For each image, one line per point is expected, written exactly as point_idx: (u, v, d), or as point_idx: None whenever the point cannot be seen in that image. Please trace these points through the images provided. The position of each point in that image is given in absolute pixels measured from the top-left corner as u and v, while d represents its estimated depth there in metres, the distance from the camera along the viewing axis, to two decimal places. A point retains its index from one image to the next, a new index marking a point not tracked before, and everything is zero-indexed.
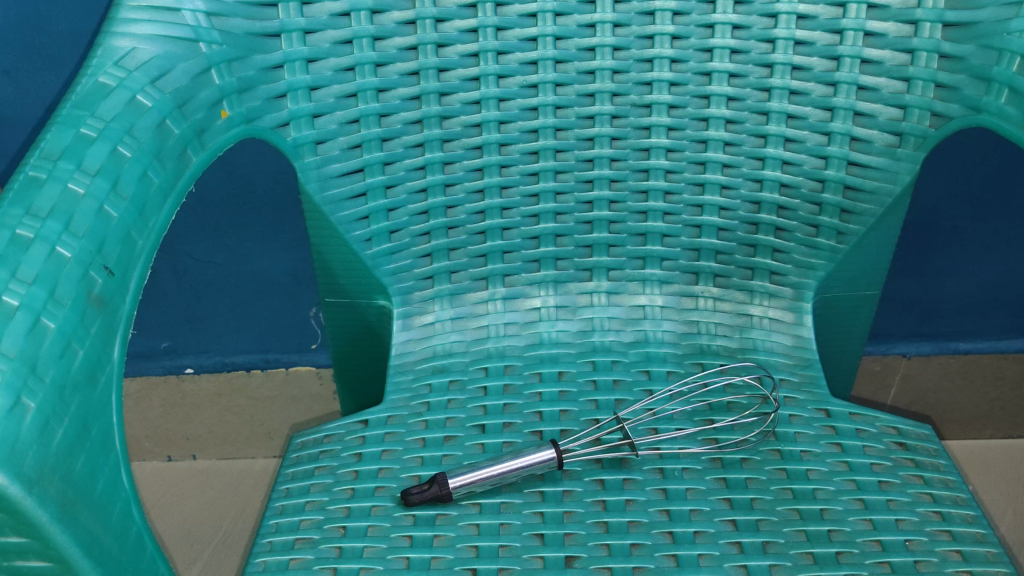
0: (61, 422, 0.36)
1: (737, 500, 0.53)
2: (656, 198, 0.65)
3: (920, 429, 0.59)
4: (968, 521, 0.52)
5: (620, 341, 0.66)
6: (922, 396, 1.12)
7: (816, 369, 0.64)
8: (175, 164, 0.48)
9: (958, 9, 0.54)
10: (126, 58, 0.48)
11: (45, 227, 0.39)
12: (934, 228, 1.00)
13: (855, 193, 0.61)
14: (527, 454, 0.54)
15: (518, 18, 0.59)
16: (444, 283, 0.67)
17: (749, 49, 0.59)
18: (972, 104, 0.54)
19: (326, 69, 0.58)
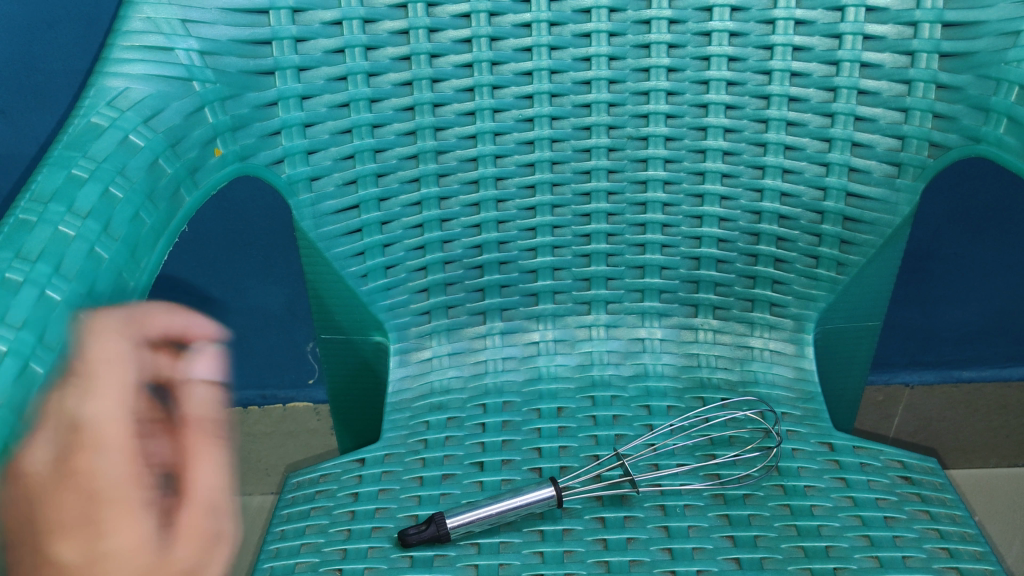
0: (49, 469, 0.35)
1: (740, 537, 0.52)
2: (654, 230, 0.65)
3: (926, 462, 0.58)
4: (976, 557, 0.51)
5: (620, 374, 0.65)
6: (926, 424, 1.10)
7: (818, 402, 0.63)
8: (168, 204, 0.48)
9: (955, 40, 0.54)
10: (118, 99, 0.47)
11: (35, 270, 0.39)
12: (933, 257, 0.99)
13: (855, 224, 0.60)
14: (526, 493, 0.53)
15: (513, 52, 0.59)
16: (441, 318, 0.67)
17: (745, 80, 0.59)
18: (971, 134, 0.54)
19: (321, 105, 0.58)
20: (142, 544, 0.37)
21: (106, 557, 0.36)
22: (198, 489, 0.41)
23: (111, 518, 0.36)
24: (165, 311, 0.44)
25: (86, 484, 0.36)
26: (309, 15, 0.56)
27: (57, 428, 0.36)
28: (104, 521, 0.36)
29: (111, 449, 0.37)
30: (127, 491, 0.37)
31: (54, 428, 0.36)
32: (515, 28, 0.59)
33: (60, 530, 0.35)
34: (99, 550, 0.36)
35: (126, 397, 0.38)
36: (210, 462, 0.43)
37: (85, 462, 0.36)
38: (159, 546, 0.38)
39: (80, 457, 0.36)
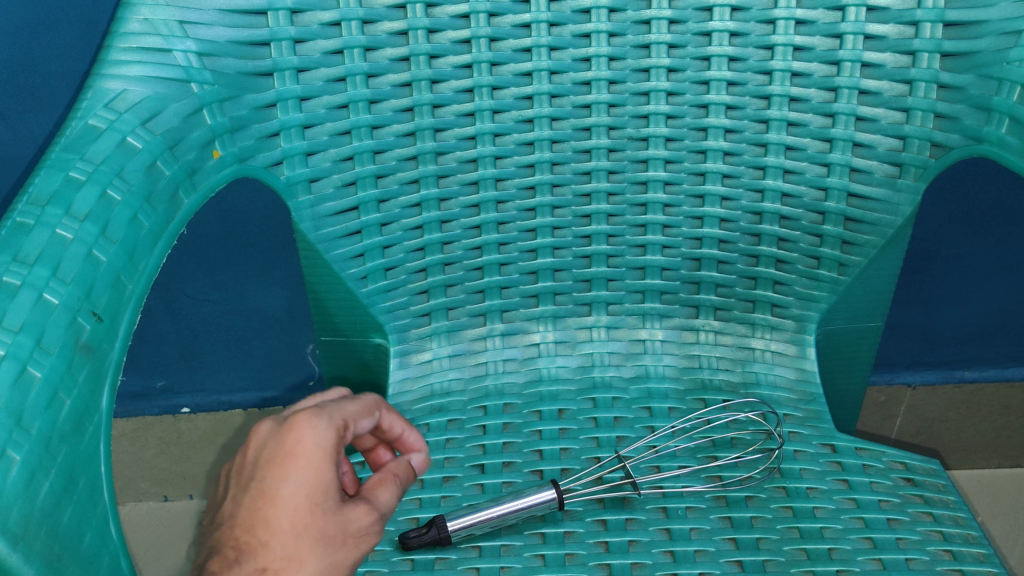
0: (47, 474, 0.35)
1: (742, 539, 0.52)
2: (655, 231, 0.64)
3: (929, 463, 0.57)
4: (980, 559, 0.50)
5: (621, 376, 0.65)
6: (929, 425, 1.09)
7: (821, 403, 0.63)
8: (167, 206, 0.48)
9: (956, 39, 0.53)
10: (116, 100, 0.47)
11: (32, 274, 0.38)
12: (935, 256, 0.99)
13: (856, 224, 0.60)
14: (527, 495, 0.52)
15: (512, 53, 0.59)
16: (441, 320, 0.66)
17: (746, 80, 0.59)
18: (973, 134, 0.53)
19: (320, 107, 0.57)
20: (321, 517, 0.34)
21: (270, 504, 0.34)
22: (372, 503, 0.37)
23: (299, 481, 0.34)
24: (393, 411, 0.45)
25: (295, 463, 0.35)
26: (308, 16, 0.55)
27: (275, 422, 0.37)
28: (287, 467, 0.35)
29: (307, 445, 0.35)
30: (336, 474, 0.35)
31: (268, 421, 0.37)
32: (514, 28, 0.58)
33: (273, 493, 0.34)
34: (272, 502, 0.34)
35: (364, 405, 0.40)
36: (383, 491, 0.38)
37: (258, 443, 0.36)
38: (337, 513, 0.35)
39: (286, 440, 0.35)
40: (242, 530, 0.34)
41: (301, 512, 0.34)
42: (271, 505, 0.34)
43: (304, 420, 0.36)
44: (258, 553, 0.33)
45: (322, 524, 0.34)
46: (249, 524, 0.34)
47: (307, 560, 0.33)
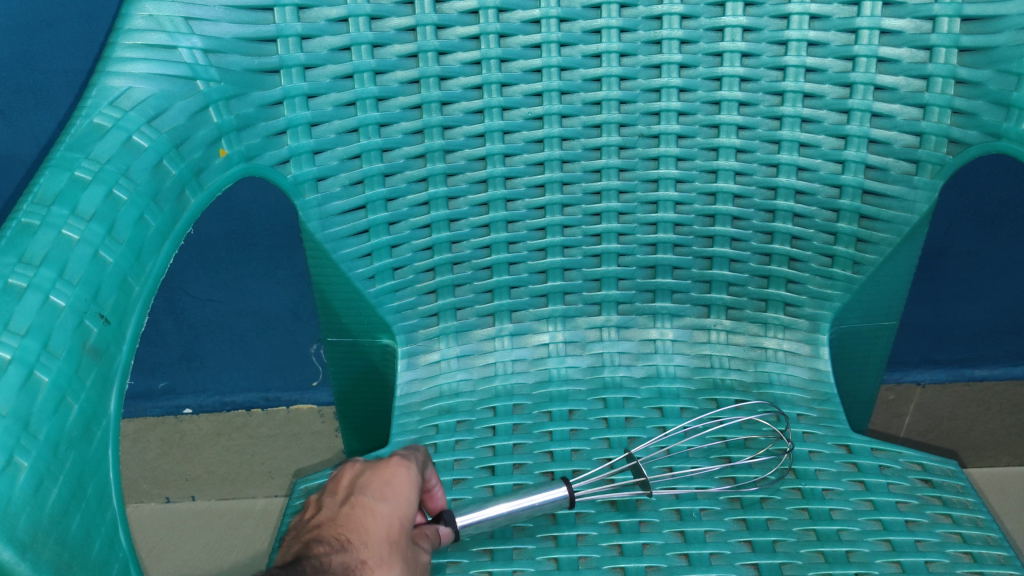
0: (55, 481, 0.34)
1: (758, 542, 0.51)
2: (666, 230, 0.64)
3: (946, 464, 0.57)
4: (1001, 562, 0.50)
5: (631, 376, 0.64)
6: (939, 423, 1.09)
7: (835, 404, 0.62)
8: (173, 206, 0.47)
9: (974, 34, 0.53)
10: (121, 99, 0.46)
11: (38, 276, 0.38)
12: (945, 254, 0.98)
13: (871, 222, 0.59)
14: (536, 495, 0.51)
15: (522, 49, 0.58)
16: (450, 320, 0.66)
17: (759, 76, 0.58)
18: (992, 130, 0.52)
19: (327, 104, 0.56)
20: (403, 538, 0.43)
21: (369, 511, 0.43)
22: (422, 554, 0.45)
23: (392, 502, 0.44)
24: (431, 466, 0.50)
25: (390, 489, 0.44)
26: (315, 11, 0.54)
27: (366, 462, 0.47)
28: (386, 492, 0.44)
29: (401, 480, 0.45)
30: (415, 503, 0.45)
31: (357, 464, 0.47)
32: (524, 24, 0.58)
33: (372, 506, 0.43)
34: (370, 513, 0.43)
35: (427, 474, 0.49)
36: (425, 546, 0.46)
37: (353, 474, 0.46)
38: (410, 543, 0.43)
39: (383, 474, 0.45)
40: (347, 534, 0.42)
41: (393, 530, 0.43)
42: (369, 513, 0.43)
43: (398, 462, 0.46)
44: (362, 547, 0.41)
45: (405, 542, 0.43)
46: (349, 524, 0.42)
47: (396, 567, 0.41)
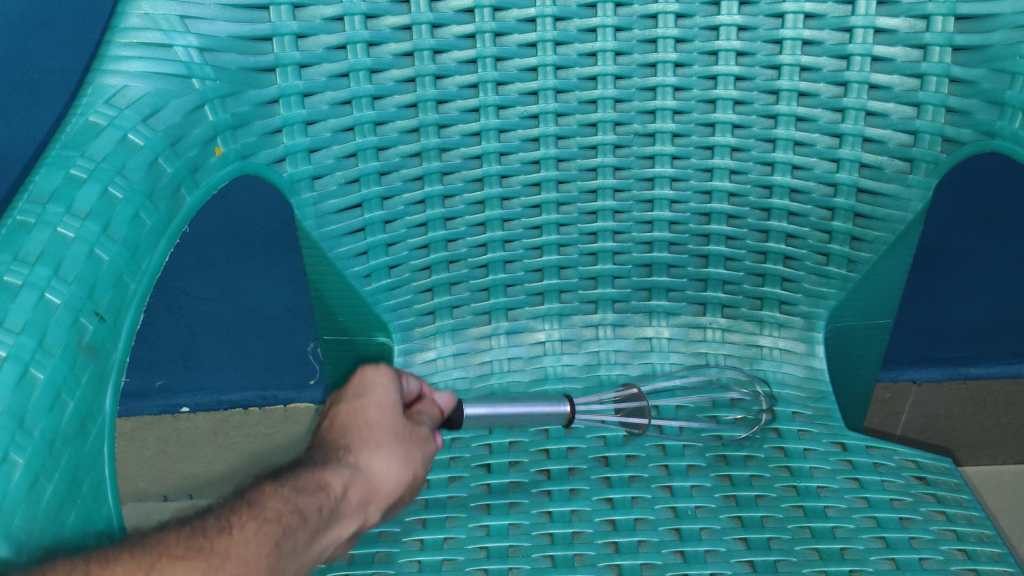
0: (51, 478, 0.34)
1: (753, 539, 0.52)
2: (661, 228, 0.64)
3: (941, 462, 0.57)
4: (994, 559, 0.50)
5: (627, 374, 0.65)
6: (934, 421, 1.09)
7: (830, 402, 0.62)
8: (169, 204, 0.47)
9: (968, 33, 0.53)
10: (117, 97, 0.46)
11: (33, 274, 0.38)
12: (941, 253, 0.98)
13: (866, 220, 0.59)
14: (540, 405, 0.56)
15: (517, 48, 0.58)
16: (446, 319, 0.66)
17: (754, 75, 0.58)
18: (986, 129, 0.52)
19: (323, 103, 0.57)
20: (397, 421, 0.44)
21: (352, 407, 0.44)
22: (426, 439, 0.45)
23: (371, 396, 0.45)
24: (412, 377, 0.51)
25: (366, 388, 0.45)
26: (310, 10, 0.55)
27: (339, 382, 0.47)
28: (364, 391, 0.45)
29: (371, 376, 0.46)
30: (397, 393, 0.46)
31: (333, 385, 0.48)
32: (519, 23, 0.58)
33: (352, 408, 0.44)
34: (353, 411, 0.44)
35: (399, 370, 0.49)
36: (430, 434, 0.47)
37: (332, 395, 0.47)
38: (404, 423, 0.44)
39: (356, 380, 0.46)
40: (337, 432, 0.43)
41: (381, 414, 0.44)
42: (350, 413, 0.44)
43: (366, 367, 0.47)
44: (350, 438, 0.42)
45: (399, 426, 0.44)
46: (333, 429, 0.43)
47: (386, 445, 0.42)
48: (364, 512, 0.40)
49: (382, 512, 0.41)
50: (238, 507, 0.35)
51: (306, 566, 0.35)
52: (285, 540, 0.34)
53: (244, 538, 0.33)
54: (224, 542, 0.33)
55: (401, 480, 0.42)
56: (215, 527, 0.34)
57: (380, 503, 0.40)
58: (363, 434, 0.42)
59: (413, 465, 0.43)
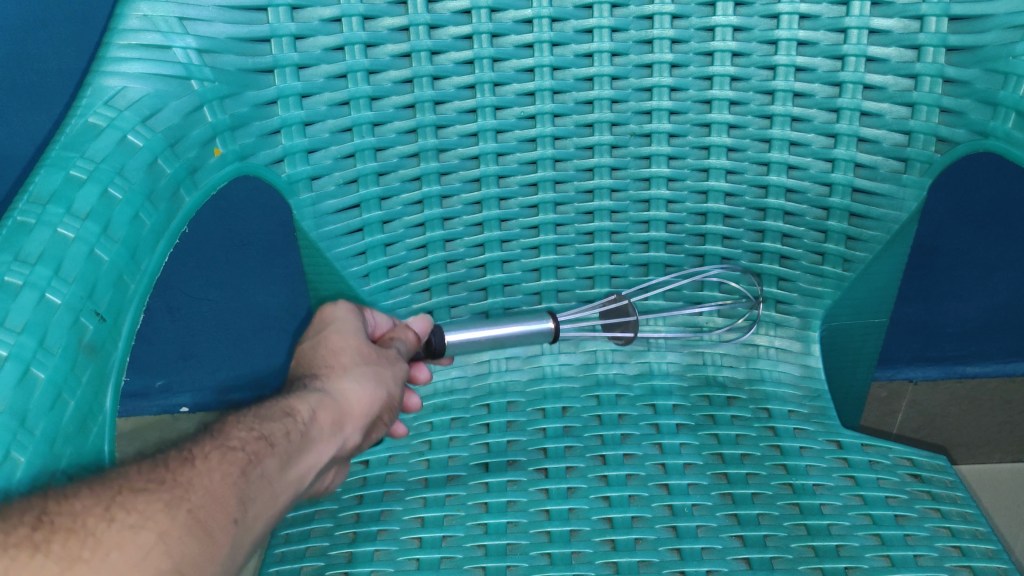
0: (52, 476, 0.35)
1: (749, 537, 0.52)
2: (657, 228, 0.64)
3: (935, 460, 0.57)
4: (989, 556, 0.50)
5: (625, 373, 0.65)
6: (930, 420, 1.09)
7: (826, 400, 0.63)
8: (168, 204, 0.47)
9: (961, 33, 0.53)
10: (116, 98, 0.46)
11: (34, 273, 0.38)
12: (937, 252, 0.98)
13: (861, 220, 0.60)
14: (527, 323, 0.60)
15: (514, 48, 0.58)
16: (444, 318, 0.66)
17: (749, 75, 0.58)
18: (980, 128, 0.53)
19: (321, 104, 0.56)
20: (367, 345, 0.50)
21: (324, 340, 0.50)
22: (395, 361, 0.51)
23: (339, 330, 0.50)
24: (374, 312, 0.56)
25: (333, 325, 0.51)
26: (309, 11, 0.54)
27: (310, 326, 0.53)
28: (331, 327, 0.51)
29: (338, 313, 0.52)
30: (360, 324, 0.52)
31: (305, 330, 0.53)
32: (516, 24, 0.57)
33: (321, 342, 0.49)
34: (323, 343, 0.49)
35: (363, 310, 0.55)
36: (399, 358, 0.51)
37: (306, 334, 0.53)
38: (372, 348, 0.50)
39: (326, 317, 0.52)
40: (309, 365, 0.48)
41: (346, 340, 0.49)
42: (320, 343, 0.50)
43: (334, 303, 0.53)
44: (320, 366, 0.47)
45: (367, 350, 0.49)
46: (305, 360, 0.49)
47: (356, 367, 0.47)
48: (339, 431, 0.44)
49: (360, 428, 0.46)
50: (204, 440, 0.38)
51: (278, 489, 0.38)
52: (252, 467, 0.37)
53: (208, 468, 0.36)
54: (187, 473, 0.35)
55: (373, 398, 0.46)
56: (177, 456, 0.36)
57: (351, 419, 0.45)
58: (331, 363, 0.48)
59: (384, 381, 0.48)
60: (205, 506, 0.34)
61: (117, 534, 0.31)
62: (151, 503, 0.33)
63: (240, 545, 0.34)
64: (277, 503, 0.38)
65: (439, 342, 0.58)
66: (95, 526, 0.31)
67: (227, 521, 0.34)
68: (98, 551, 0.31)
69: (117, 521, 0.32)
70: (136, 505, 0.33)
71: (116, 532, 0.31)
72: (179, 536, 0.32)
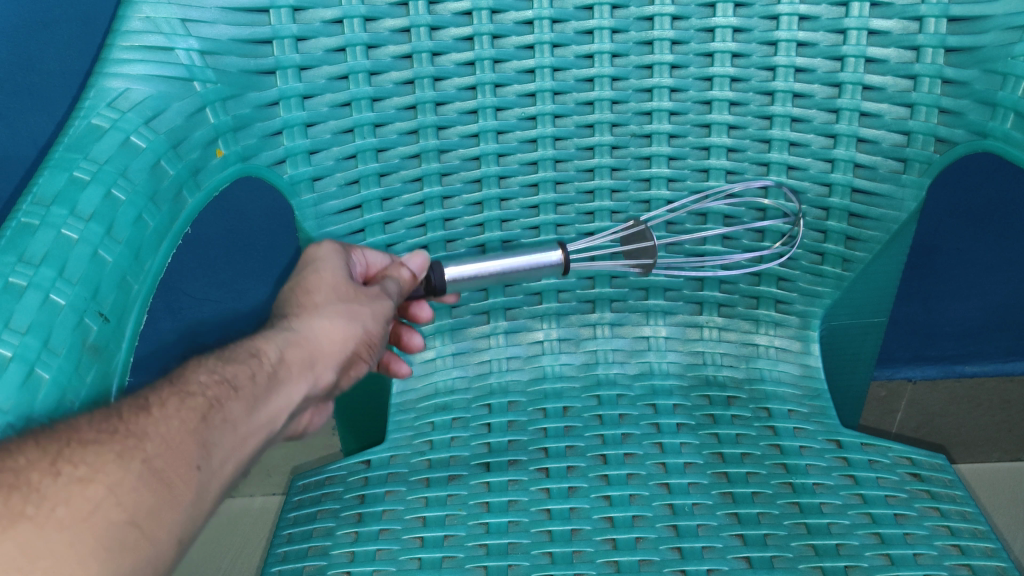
0: None
1: (750, 536, 0.52)
2: (658, 228, 0.65)
3: (934, 459, 0.58)
4: (988, 554, 0.51)
5: (625, 373, 0.65)
6: (929, 419, 1.09)
7: (825, 400, 0.63)
8: (171, 206, 0.48)
9: (960, 34, 0.53)
10: (119, 100, 0.47)
11: (38, 274, 0.39)
12: (936, 251, 0.99)
13: (860, 220, 0.60)
14: (535, 256, 0.58)
15: (515, 50, 0.58)
16: (445, 318, 0.67)
17: (749, 76, 0.59)
18: (978, 129, 0.54)
19: (322, 105, 0.57)
20: (347, 283, 0.50)
21: (306, 278, 0.50)
22: (377, 299, 0.51)
23: (322, 267, 0.51)
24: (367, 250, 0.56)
25: (317, 261, 0.51)
26: (310, 13, 0.54)
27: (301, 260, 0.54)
28: (316, 263, 0.51)
29: (324, 250, 0.52)
30: (344, 261, 0.52)
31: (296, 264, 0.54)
32: (516, 25, 0.58)
33: (304, 279, 0.50)
34: (306, 279, 0.50)
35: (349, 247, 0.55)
36: (383, 295, 0.52)
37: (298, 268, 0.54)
38: (352, 287, 0.50)
39: (313, 251, 0.52)
40: (286, 302, 0.49)
41: (328, 278, 0.50)
42: (303, 278, 0.50)
43: (323, 240, 0.53)
44: (297, 303, 0.48)
45: (347, 286, 0.50)
46: (288, 295, 0.49)
47: (332, 306, 0.48)
48: (309, 372, 0.45)
49: (333, 366, 0.47)
50: (164, 388, 0.40)
51: (242, 431, 0.40)
52: (211, 414, 0.39)
53: (164, 417, 0.38)
54: (145, 422, 0.37)
55: (347, 335, 0.47)
56: (136, 402, 0.38)
57: (323, 360, 0.46)
58: (305, 301, 0.48)
59: (361, 319, 0.48)
60: (160, 455, 0.36)
61: (64, 488, 0.33)
62: (101, 454, 0.35)
63: (202, 490, 0.36)
64: (244, 445, 0.40)
65: (438, 279, 0.57)
66: (42, 480, 0.33)
67: (187, 470, 0.36)
68: (46, 503, 0.33)
69: (64, 475, 0.34)
70: (86, 457, 0.35)
71: (64, 486, 0.33)
72: (131, 487, 0.34)
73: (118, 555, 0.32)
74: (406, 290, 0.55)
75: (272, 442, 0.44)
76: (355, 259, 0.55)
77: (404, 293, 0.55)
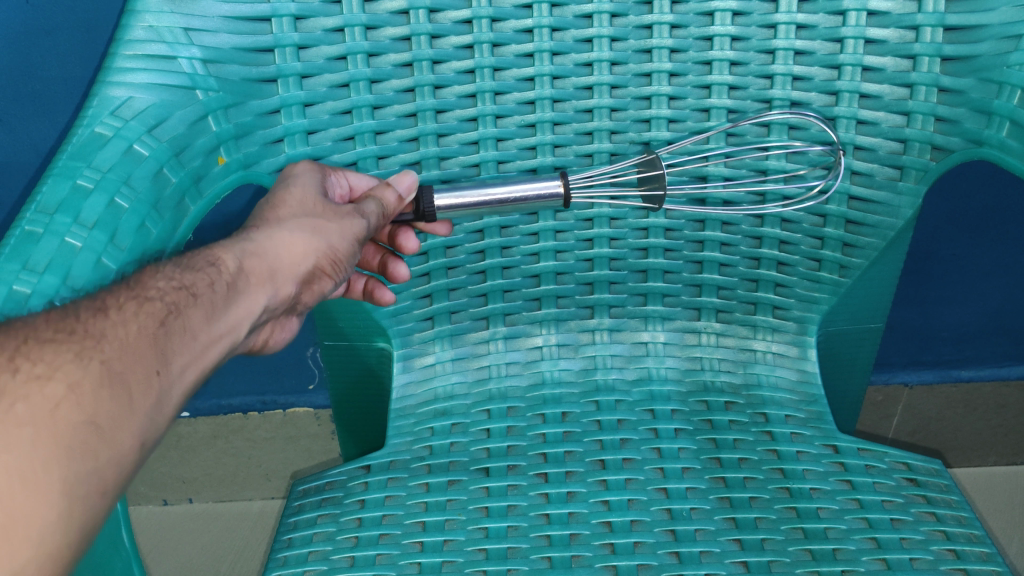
0: None
1: (747, 540, 0.53)
2: (656, 234, 0.65)
3: (931, 463, 0.58)
4: (983, 559, 0.51)
5: (623, 378, 0.66)
6: (925, 424, 1.10)
7: (822, 405, 0.63)
8: (173, 213, 0.48)
9: (957, 43, 0.54)
10: (122, 108, 0.47)
11: (42, 282, 0.40)
12: (933, 257, 0.99)
13: (858, 226, 0.61)
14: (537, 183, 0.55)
15: (515, 58, 0.58)
16: (444, 324, 0.67)
17: (747, 84, 0.59)
18: (974, 137, 0.54)
19: (324, 112, 0.57)
20: (316, 202, 0.51)
21: (278, 196, 0.51)
22: (348, 216, 0.51)
23: (293, 188, 0.51)
24: (353, 172, 0.57)
25: (289, 182, 0.52)
26: (311, 22, 0.55)
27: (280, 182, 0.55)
28: (288, 183, 0.52)
29: (298, 172, 0.53)
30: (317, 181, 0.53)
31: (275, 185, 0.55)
32: (516, 34, 0.57)
33: (273, 197, 0.51)
34: (275, 197, 0.51)
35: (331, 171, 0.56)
36: (359, 212, 0.52)
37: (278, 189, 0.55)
38: (321, 207, 0.51)
39: (289, 171, 0.54)
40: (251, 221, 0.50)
41: (297, 197, 0.51)
42: (274, 197, 0.51)
43: (301, 162, 0.54)
44: (263, 217, 0.49)
45: (315, 205, 0.50)
46: (259, 211, 0.50)
47: (295, 221, 0.49)
48: (269, 284, 0.46)
49: (293, 280, 0.47)
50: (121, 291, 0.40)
51: (203, 338, 0.41)
52: (170, 319, 0.40)
53: (123, 319, 0.38)
54: (101, 324, 0.38)
55: (307, 248, 0.48)
56: (96, 302, 0.39)
57: (282, 273, 0.47)
58: (269, 216, 0.49)
59: (325, 235, 0.49)
60: (118, 356, 0.36)
61: (24, 384, 0.34)
62: (59, 353, 0.36)
63: (163, 395, 0.37)
64: (205, 353, 0.41)
65: (428, 204, 0.55)
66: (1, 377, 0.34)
67: (146, 371, 0.37)
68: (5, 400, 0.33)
69: (21, 371, 0.34)
70: (44, 356, 0.35)
71: (22, 383, 0.34)
72: (91, 388, 0.35)
73: (83, 454, 0.33)
74: (391, 213, 0.54)
75: (234, 351, 0.45)
76: (338, 182, 0.56)
77: (389, 215, 0.54)
